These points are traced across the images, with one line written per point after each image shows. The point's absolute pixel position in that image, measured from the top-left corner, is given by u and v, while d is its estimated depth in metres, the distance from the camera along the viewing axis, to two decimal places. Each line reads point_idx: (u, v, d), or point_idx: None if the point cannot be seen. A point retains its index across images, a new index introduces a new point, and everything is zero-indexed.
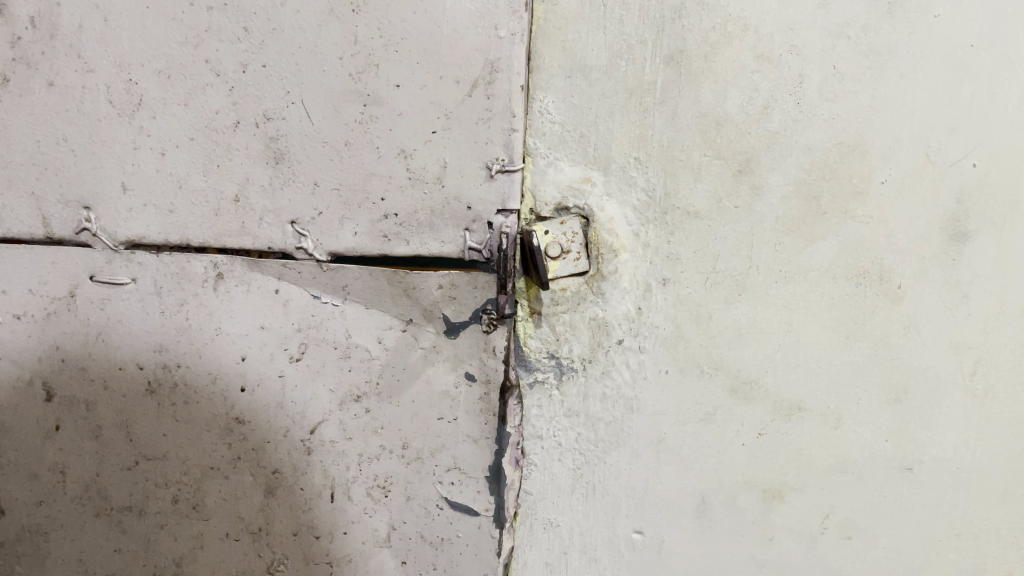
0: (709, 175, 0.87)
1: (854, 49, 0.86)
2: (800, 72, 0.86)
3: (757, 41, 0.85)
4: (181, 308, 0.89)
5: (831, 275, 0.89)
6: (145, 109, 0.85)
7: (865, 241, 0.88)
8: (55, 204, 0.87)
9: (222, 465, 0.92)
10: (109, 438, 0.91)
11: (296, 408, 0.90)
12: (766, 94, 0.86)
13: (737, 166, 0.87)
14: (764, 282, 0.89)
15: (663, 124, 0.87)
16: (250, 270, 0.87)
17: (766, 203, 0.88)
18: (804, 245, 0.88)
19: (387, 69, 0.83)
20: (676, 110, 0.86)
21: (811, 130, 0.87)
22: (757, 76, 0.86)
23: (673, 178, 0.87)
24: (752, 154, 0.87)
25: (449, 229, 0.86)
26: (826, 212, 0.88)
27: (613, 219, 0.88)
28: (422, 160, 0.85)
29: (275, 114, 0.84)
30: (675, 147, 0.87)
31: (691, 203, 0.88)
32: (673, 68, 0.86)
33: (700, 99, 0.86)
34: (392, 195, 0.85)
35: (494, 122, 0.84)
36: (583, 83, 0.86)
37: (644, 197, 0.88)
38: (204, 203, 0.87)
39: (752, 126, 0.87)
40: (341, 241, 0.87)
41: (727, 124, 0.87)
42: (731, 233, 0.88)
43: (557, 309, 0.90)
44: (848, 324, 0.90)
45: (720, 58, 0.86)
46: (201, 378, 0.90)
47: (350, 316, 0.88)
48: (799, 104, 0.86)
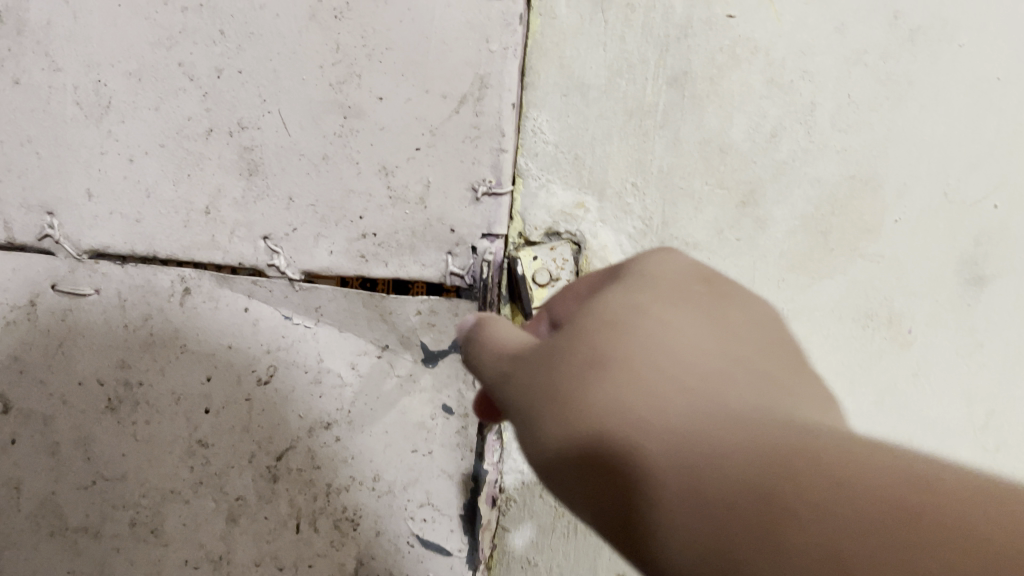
0: (711, 205, 0.81)
1: (871, 78, 0.80)
2: (813, 100, 0.80)
3: (767, 65, 0.79)
4: (145, 323, 0.84)
5: (837, 315, 0.83)
6: (114, 112, 0.80)
7: (876, 283, 0.82)
8: (17, 209, 0.83)
9: (183, 489, 0.87)
10: (67, 455, 0.87)
11: (262, 431, 0.85)
12: (774, 122, 0.80)
13: (741, 197, 0.81)
14: None
15: (663, 148, 0.80)
16: (218, 286, 0.83)
17: (772, 236, 0.81)
18: (810, 283, 0.82)
19: (370, 81, 0.78)
20: (678, 135, 0.80)
21: (821, 161, 0.81)
22: (767, 102, 0.80)
23: (672, 207, 0.81)
24: (757, 185, 0.81)
25: (431, 252, 0.81)
26: (834, 249, 0.82)
27: (606, 247, 0.82)
28: (405, 178, 0.80)
29: (250, 123, 0.79)
30: (676, 175, 0.81)
31: (691, 234, 0.81)
32: (676, 90, 0.80)
33: (704, 123, 0.80)
34: (371, 214, 0.80)
35: (482, 141, 0.79)
36: (579, 102, 0.80)
37: (641, 225, 0.82)
38: (173, 214, 0.82)
39: (758, 156, 0.80)
40: (317, 260, 0.82)
41: (732, 152, 0.80)
42: (732, 268, 0.82)
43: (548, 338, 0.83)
44: (853, 368, 0.84)
45: (726, 82, 0.80)
46: (164, 398, 0.85)
47: (323, 339, 0.83)
48: (809, 133, 0.80)
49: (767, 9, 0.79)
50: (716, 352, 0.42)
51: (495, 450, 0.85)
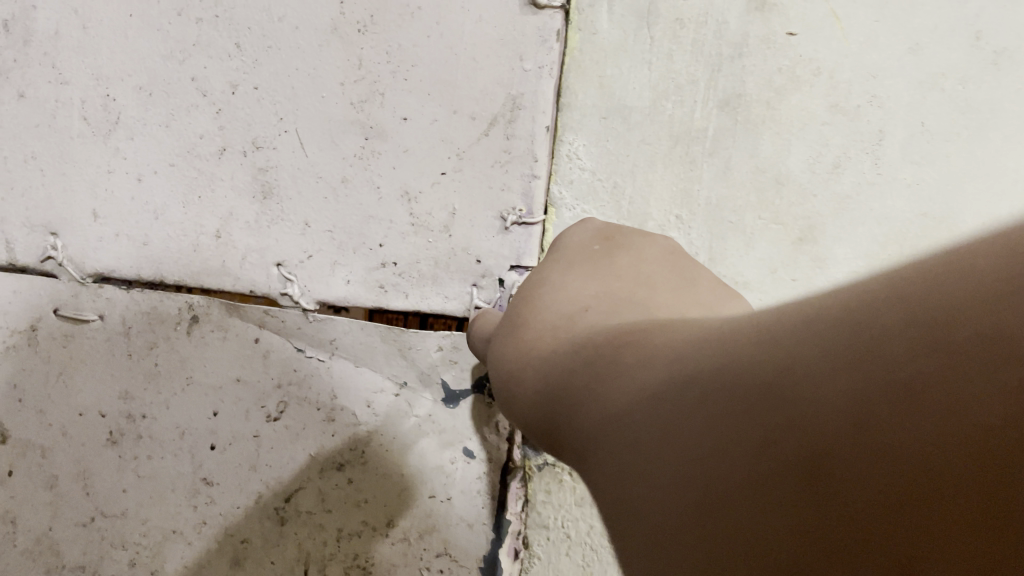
0: (763, 242, 0.74)
1: (948, 104, 0.72)
2: (882, 127, 0.73)
3: (830, 89, 0.73)
4: (150, 353, 0.79)
5: None
6: (122, 129, 0.75)
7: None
8: (20, 229, 0.78)
9: (184, 530, 0.81)
10: (65, 489, 0.82)
11: (270, 471, 0.80)
12: (837, 151, 0.73)
13: (798, 233, 0.73)
14: None
15: (712, 178, 0.73)
16: (228, 315, 0.78)
17: (830, 278, 0.73)
18: None
19: (394, 99, 0.72)
20: (729, 164, 0.73)
21: (890, 196, 0.73)
22: (829, 129, 0.73)
23: (720, 242, 0.74)
24: (816, 220, 0.73)
25: (454, 283, 0.74)
26: None
27: None
28: (428, 205, 0.73)
29: (265, 143, 0.74)
30: (725, 207, 0.73)
31: (741, 274, 0.74)
32: (729, 114, 0.73)
33: (758, 151, 0.73)
34: (392, 242, 0.74)
35: (513, 166, 0.72)
36: (621, 127, 0.74)
37: None
38: (182, 238, 0.76)
39: (819, 188, 0.73)
40: (332, 290, 0.76)
41: (789, 182, 0.73)
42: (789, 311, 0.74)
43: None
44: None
45: (785, 105, 0.73)
46: (168, 433, 0.80)
47: (338, 374, 0.78)
48: (876, 164, 0.73)
49: (831, 27, 0.73)
50: (591, 292, 0.55)
51: (517, 499, 0.79)
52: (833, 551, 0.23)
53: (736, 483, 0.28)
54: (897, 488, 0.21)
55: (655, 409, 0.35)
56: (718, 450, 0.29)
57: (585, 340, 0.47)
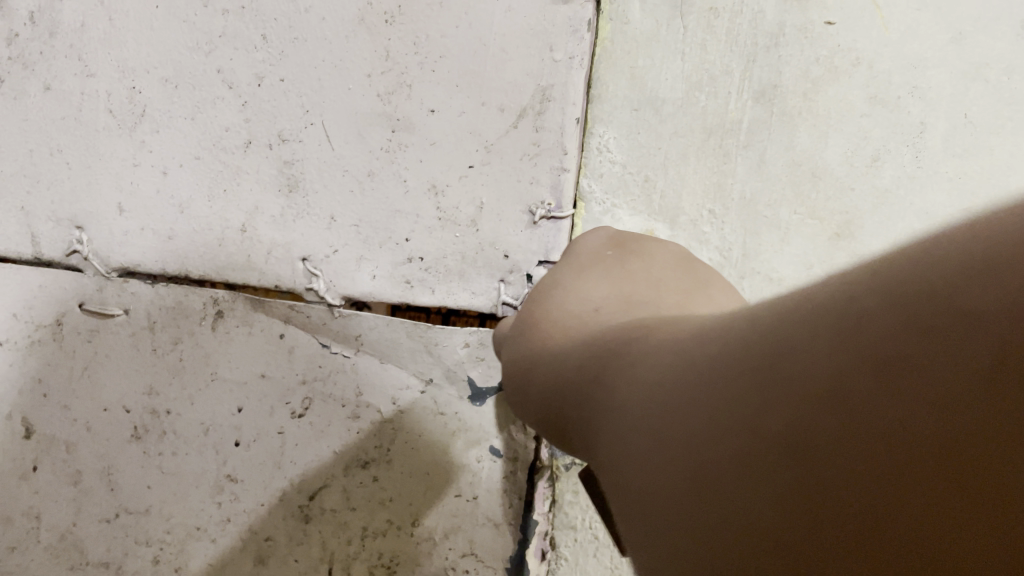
0: (799, 236, 0.71)
1: (992, 95, 0.70)
2: (923, 119, 0.70)
3: (869, 80, 0.71)
4: (175, 348, 0.78)
5: None
6: (148, 121, 0.74)
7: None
8: (45, 222, 0.78)
9: (208, 527, 0.81)
10: (90, 485, 0.82)
11: (294, 469, 0.79)
12: (876, 144, 0.71)
13: (836, 228, 0.71)
14: None
15: (746, 171, 0.71)
16: (253, 310, 0.77)
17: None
18: None
19: (422, 91, 0.70)
20: (764, 157, 0.71)
21: (931, 191, 0.70)
22: (868, 121, 0.71)
23: (754, 237, 0.71)
24: (854, 215, 0.71)
25: (482, 279, 0.73)
26: None
27: None
28: (456, 198, 0.72)
29: (291, 135, 0.72)
30: (759, 201, 0.71)
31: (775, 269, 0.71)
32: (764, 105, 0.71)
33: (794, 144, 0.71)
34: (418, 236, 0.73)
35: (543, 159, 0.70)
36: (653, 120, 0.72)
37: (718, 257, 0.71)
38: (207, 232, 0.76)
39: (857, 182, 0.71)
40: (358, 285, 0.75)
41: (826, 177, 0.71)
42: None
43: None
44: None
45: (822, 97, 0.71)
46: (192, 429, 0.80)
47: (363, 371, 0.77)
48: (917, 157, 0.70)
49: (871, 16, 0.71)
50: (600, 292, 0.53)
51: (545, 499, 0.77)
52: (821, 522, 0.24)
53: (737, 462, 0.28)
54: (878, 457, 0.22)
55: (662, 393, 0.34)
56: (715, 435, 0.30)
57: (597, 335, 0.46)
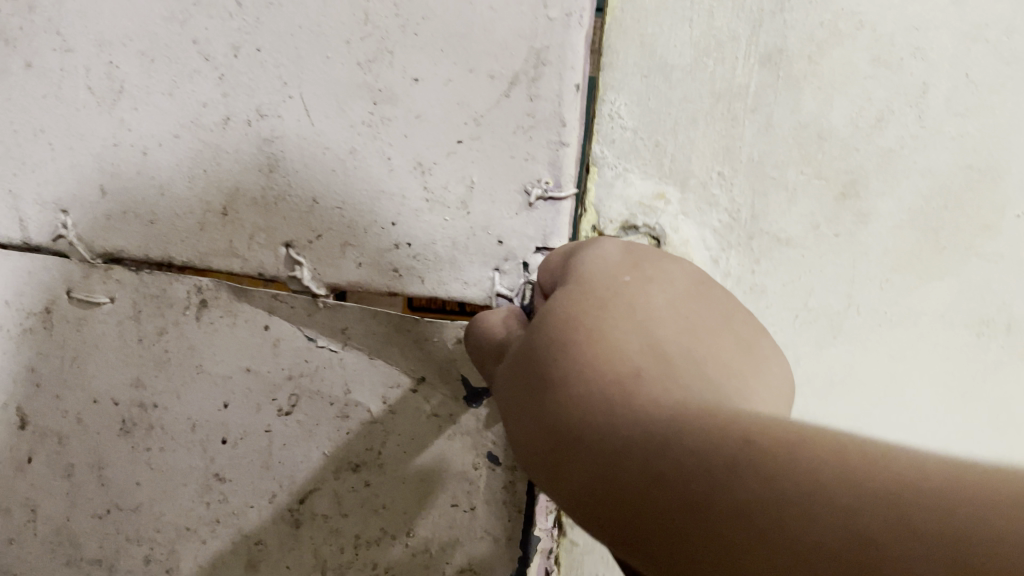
0: (806, 197, 0.65)
1: (994, 57, 0.63)
2: (925, 79, 0.64)
3: (872, 43, 0.63)
4: (160, 338, 0.74)
5: (948, 322, 0.67)
6: (126, 98, 0.70)
7: (994, 290, 0.66)
8: (32, 205, 0.74)
9: (198, 528, 0.77)
10: (81, 480, 0.79)
11: (283, 470, 0.74)
12: (881, 106, 0.64)
13: (841, 188, 0.65)
14: (865, 324, 0.67)
15: (755, 134, 0.65)
16: (237, 299, 0.72)
17: (875, 234, 0.65)
18: (918, 283, 0.66)
19: (405, 58, 0.63)
20: (771, 120, 0.64)
21: (936, 151, 0.64)
22: (871, 83, 0.64)
23: (763, 199, 0.65)
24: (858, 174, 0.65)
25: (474, 267, 0.66)
26: (947, 247, 0.66)
27: (687, 244, 0.67)
28: (444, 177, 0.64)
29: (269, 110, 0.67)
30: (767, 163, 0.65)
31: (784, 230, 0.66)
32: (770, 70, 0.64)
33: (800, 108, 0.64)
34: (405, 220, 0.66)
35: (538, 132, 0.62)
36: (662, 85, 0.66)
37: (727, 219, 0.66)
38: (188, 215, 0.71)
39: (861, 143, 0.64)
40: (344, 273, 0.69)
41: (831, 139, 0.64)
42: (831, 267, 0.66)
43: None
44: (963, 381, 0.68)
45: (826, 61, 0.64)
46: (179, 425, 0.75)
47: (350, 367, 0.71)
48: (920, 117, 0.64)
49: None
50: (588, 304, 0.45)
51: (549, 514, 0.71)
52: None
53: None
54: None
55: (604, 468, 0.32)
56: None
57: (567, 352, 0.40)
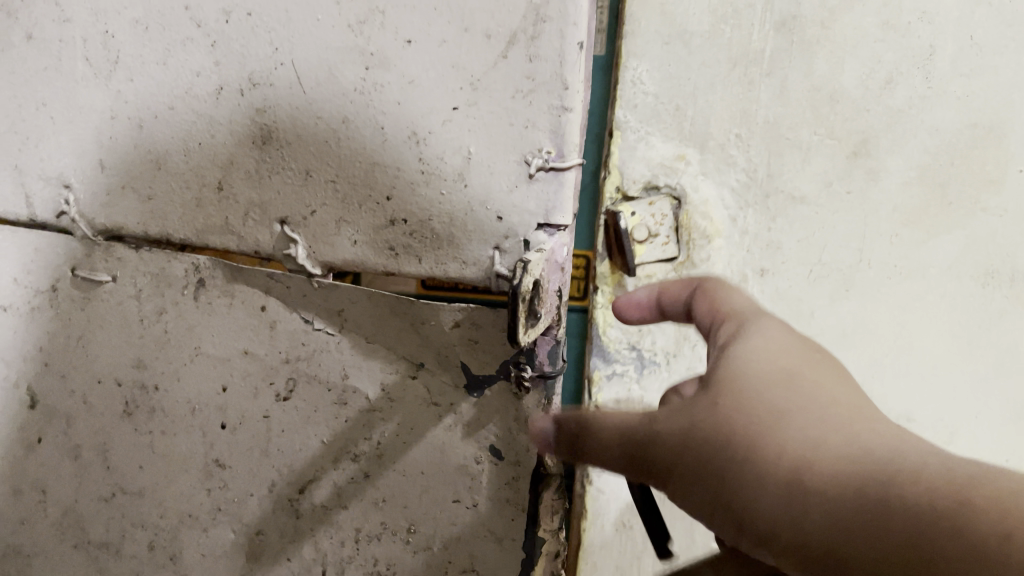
0: (818, 155, 0.77)
1: (997, 18, 0.74)
2: (932, 42, 0.75)
3: (883, 6, 0.74)
4: (160, 318, 0.72)
5: (955, 273, 0.79)
6: (122, 69, 0.67)
7: (1001, 238, 0.78)
8: (36, 181, 0.73)
9: (200, 515, 0.75)
10: (88, 462, 0.78)
11: (283, 458, 0.71)
12: (888, 67, 0.75)
13: (853, 147, 0.77)
14: (875, 278, 0.79)
15: (770, 96, 0.76)
16: (233, 279, 0.68)
17: (885, 189, 0.77)
18: (925, 239, 0.78)
19: (396, 18, 0.58)
20: (785, 84, 0.76)
21: (939, 108, 0.76)
22: (881, 46, 0.75)
23: (778, 160, 0.78)
24: (869, 133, 0.76)
25: (472, 246, 0.61)
26: (953, 201, 0.77)
27: (707, 202, 0.80)
28: (439, 147, 0.60)
29: (261, 78, 0.63)
30: (783, 123, 0.77)
31: (799, 189, 0.78)
32: (785, 35, 0.75)
33: (813, 71, 0.76)
34: (400, 194, 0.62)
35: (537, 96, 0.57)
36: (681, 53, 0.77)
37: (745, 177, 0.79)
38: (185, 189, 0.68)
39: (873, 103, 0.76)
40: (339, 252, 0.65)
41: (842, 99, 0.76)
42: (841, 222, 0.78)
43: (530, 330, 0.55)
44: (969, 329, 0.80)
45: (838, 24, 0.75)
46: (179, 409, 0.73)
47: (348, 351, 0.67)
48: (927, 79, 0.75)
49: None
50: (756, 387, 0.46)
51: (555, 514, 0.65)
52: None
53: None
54: None
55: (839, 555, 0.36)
56: None
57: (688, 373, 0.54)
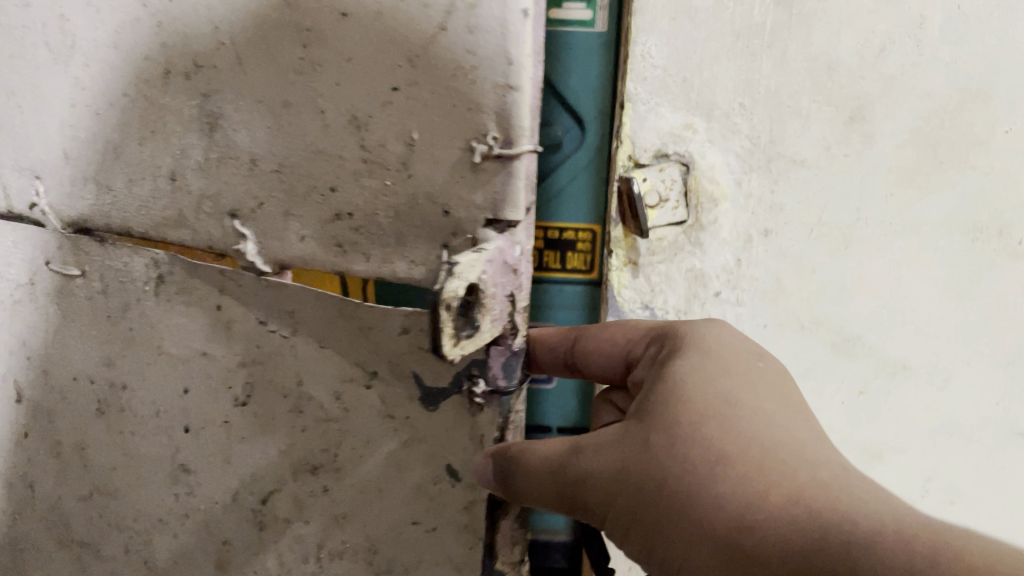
0: (818, 122, 0.70)
1: None
2: (923, 12, 0.68)
3: None
4: (125, 315, 0.69)
5: (945, 230, 0.73)
6: (78, 53, 0.64)
7: (986, 196, 0.73)
8: (10, 171, 0.71)
9: (170, 520, 0.72)
10: (67, 459, 0.76)
11: (243, 467, 0.67)
12: (884, 38, 0.68)
13: (850, 113, 0.70)
14: (872, 235, 0.73)
15: (772, 67, 0.69)
16: (189, 275, 0.64)
17: (880, 152, 0.71)
18: (918, 198, 0.72)
19: None
20: (785, 55, 0.69)
21: (931, 74, 0.69)
22: (876, 15, 0.68)
23: (780, 124, 0.70)
24: (865, 100, 0.70)
25: (421, 244, 0.55)
26: (944, 162, 0.72)
27: (715, 167, 0.72)
28: (380, 132, 0.53)
29: (205, 60, 0.58)
30: (783, 92, 0.69)
31: (799, 151, 0.71)
32: (784, 7, 0.68)
33: (812, 41, 0.68)
34: (344, 186, 0.56)
35: (481, 73, 0.49)
36: (687, 25, 0.68)
37: (749, 143, 0.71)
38: (141, 180, 0.65)
39: (868, 71, 0.69)
40: (288, 248, 0.59)
41: (841, 70, 0.69)
42: (840, 182, 0.72)
43: (464, 342, 0.48)
44: (961, 281, 0.74)
45: None
46: (146, 410, 0.70)
47: (302, 356, 0.61)
48: (918, 47, 0.69)
49: None
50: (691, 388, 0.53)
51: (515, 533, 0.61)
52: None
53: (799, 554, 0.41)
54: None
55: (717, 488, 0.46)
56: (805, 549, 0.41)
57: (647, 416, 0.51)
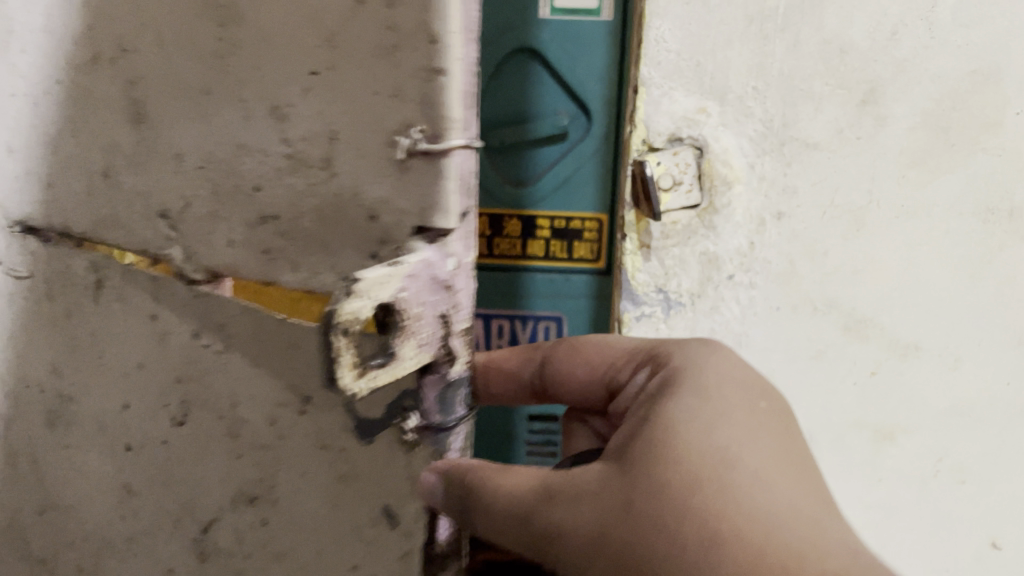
0: (830, 106, 0.63)
1: None
2: None
3: None
4: (68, 321, 0.64)
5: (956, 213, 0.66)
6: (15, 39, 0.59)
7: (1003, 179, 0.66)
8: None
9: (117, 542, 0.67)
10: (23, 471, 0.72)
11: (183, 490, 0.61)
12: (896, 21, 0.62)
13: (861, 96, 0.63)
14: (883, 217, 0.66)
15: (784, 50, 0.62)
16: (125, 281, 0.59)
17: (890, 136, 0.64)
18: (929, 181, 0.65)
19: None
20: (797, 38, 0.62)
21: (942, 53, 0.62)
22: None
23: (792, 106, 0.63)
24: (877, 82, 0.63)
25: (348, 254, 0.47)
26: (955, 144, 0.64)
27: (729, 151, 0.65)
28: (302, 124, 0.46)
29: (129, 44, 0.53)
30: (795, 75, 0.62)
31: (810, 135, 0.64)
32: None
33: (823, 22, 0.61)
34: (268, 185, 0.49)
35: (403, 55, 0.41)
36: (702, 11, 0.62)
37: (762, 126, 0.64)
38: (78, 177, 0.59)
39: (880, 53, 0.62)
40: (216, 254, 0.53)
41: (853, 53, 0.62)
42: (850, 167, 0.64)
43: (378, 374, 0.40)
44: (972, 262, 0.67)
45: None
46: (90, 423, 0.65)
47: (235, 374, 0.55)
48: (930, 29, 0.62)
49: None
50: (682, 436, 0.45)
51: None
52: None
53: None
54: None
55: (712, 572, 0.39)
56: None
57: (633, 467, 0.43)
